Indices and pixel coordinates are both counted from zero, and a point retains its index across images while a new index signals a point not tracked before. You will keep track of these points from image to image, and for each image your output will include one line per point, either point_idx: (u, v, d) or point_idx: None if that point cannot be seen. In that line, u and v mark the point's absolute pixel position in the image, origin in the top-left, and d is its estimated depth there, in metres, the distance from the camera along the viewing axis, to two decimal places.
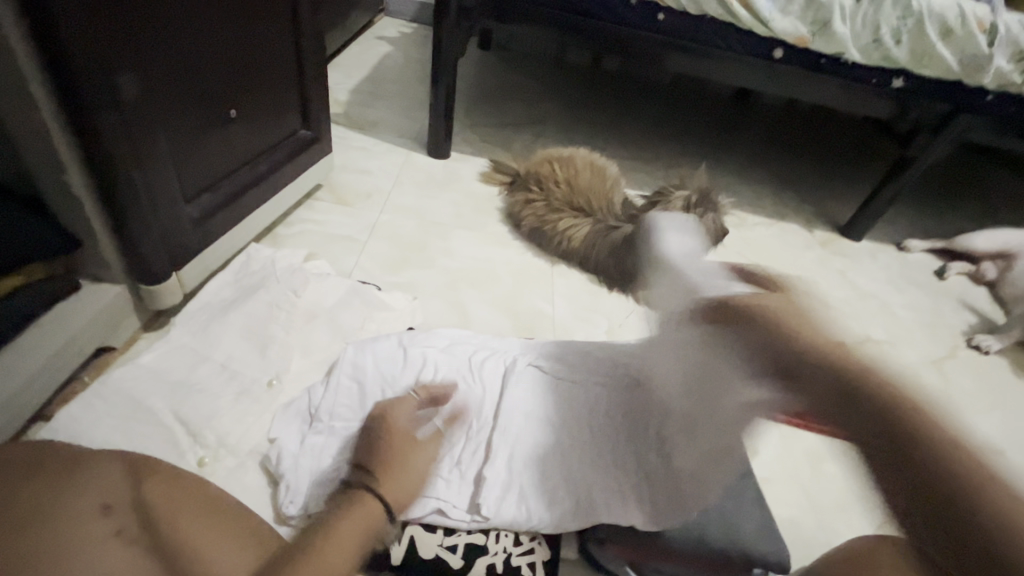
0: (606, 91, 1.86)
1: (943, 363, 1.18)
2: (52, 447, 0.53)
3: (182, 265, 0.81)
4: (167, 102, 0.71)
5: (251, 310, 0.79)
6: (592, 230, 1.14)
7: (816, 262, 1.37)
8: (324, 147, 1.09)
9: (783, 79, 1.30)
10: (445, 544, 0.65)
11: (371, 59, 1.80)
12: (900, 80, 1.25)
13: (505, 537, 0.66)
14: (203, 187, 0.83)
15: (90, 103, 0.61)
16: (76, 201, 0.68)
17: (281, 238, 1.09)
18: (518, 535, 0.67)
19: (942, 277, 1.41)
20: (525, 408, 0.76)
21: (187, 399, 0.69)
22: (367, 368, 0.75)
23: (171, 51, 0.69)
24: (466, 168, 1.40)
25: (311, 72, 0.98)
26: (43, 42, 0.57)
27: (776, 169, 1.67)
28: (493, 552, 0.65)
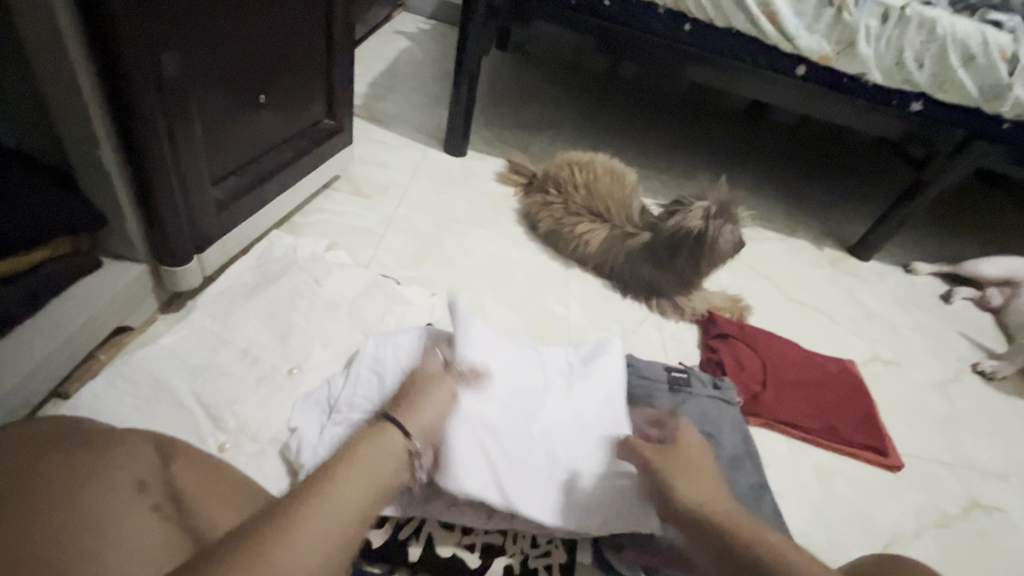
0: (622, 98, 1.86)
1: (948, 387, 1.18)
2: (76, 421, 0.52)
3: (204, 248, 0.81)
4: (202, 83, 0.71)
5: (274, 297, 0.79)
6: (609, 236, 1.14)
7: (826, 280, 1.38)
8: (346, 138, 1.09)
9: (803, 97, 1.30)
10: (462, 543, 0.66)
11: (391, 52, 1.80)
12: (919, 104, 1.26)
13: (522, 539, 0.67)
14: (229, 170, 0.83)
15: (130, 80, 0.61)
16: (108, 178, 0.68)
17: (299, 227, 1.08)
18: (535, 537, 0.68)
19: (948, 301, 1.42)
20: None
21: (209, 382, 0.69)
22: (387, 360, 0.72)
23: (209, 32, 0.68)
24: (483, 167, 1.40)
25: (339, 62, 0.98)
26: (88, 15, 0.56)
27: (790, 185, 1.68)
28: (511, 553, 0.66)
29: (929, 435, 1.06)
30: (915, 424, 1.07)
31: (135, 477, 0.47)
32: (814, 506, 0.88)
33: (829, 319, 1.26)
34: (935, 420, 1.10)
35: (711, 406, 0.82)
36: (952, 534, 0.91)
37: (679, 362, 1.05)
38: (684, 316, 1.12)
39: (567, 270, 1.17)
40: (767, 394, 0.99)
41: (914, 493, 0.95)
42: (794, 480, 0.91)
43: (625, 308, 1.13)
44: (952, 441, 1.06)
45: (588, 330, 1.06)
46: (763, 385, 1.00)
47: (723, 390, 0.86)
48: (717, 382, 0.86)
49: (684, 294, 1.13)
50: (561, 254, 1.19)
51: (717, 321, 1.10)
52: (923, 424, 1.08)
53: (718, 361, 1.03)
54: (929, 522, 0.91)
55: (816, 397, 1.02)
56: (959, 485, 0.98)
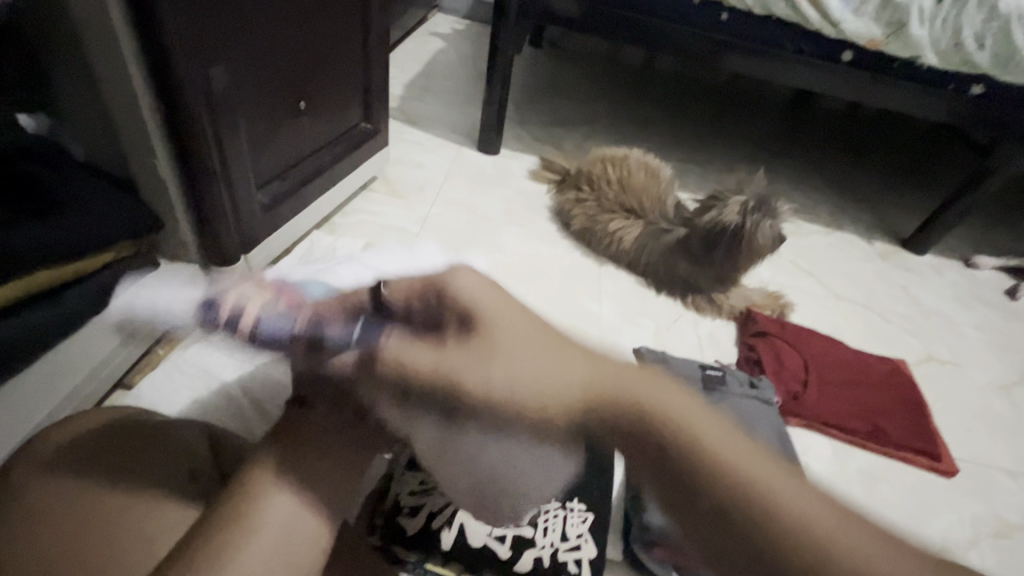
0: (657, 91, 1.83)
1: (1012, 389, 1.11)
2: (136, 412, 0.56)
3: (250, 249, 0.86)
4: (249, 94, 0.75)
5: (315, 296, 0.84)
6: (644, 232, 1.13)
7: (875, 274, 1.32)
8: (382, 140, 1.13)
9: (852, 84, 1.24)
10: (494, 534, 0.67)
11: (426, 54, 1.83)
12: (979, 86, 1.18)
13: (551, 533, 0.68)
14: (273, 174, 0.87)
15: (185, 93, 0.66)
16: (164, 185, 0.73)
17: (338, 227, 1.12)
18: (565, 531, 0.68)
19: (1014, 297, 1.33)
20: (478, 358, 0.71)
21: (255, 376, 0.73)
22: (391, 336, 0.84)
23: (256, 48, 0.73)
24: (516, 165, 1.41)
25: (375, 66, 1.01)
26: (147, 37, 0.61)
27: (835, 175, 1.61)
28: (540, 546, 0.67)
29: (990, 439, 1.00)
30: (974, 428, 1.01)
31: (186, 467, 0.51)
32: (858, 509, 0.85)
33: (879, 316, 1.20)
34: (998, 424, 1.03)
35: (748, 406, 0.81)
36: (1014, 544, 0.85)
37: (715, 360, 1.03)
38: (720, 313, 1.10)
39: (600, 266, 1.16)
40: (809, 394, 0.95)
41: (971, 499, 0.90)
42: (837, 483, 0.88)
43: (659, 305, 1.11)
44: (1015, 446, 1.00)
45: (620, 327, 1.05)
46: (805, 385, 0.97)
47: (760, 389, 0.84)
48: (754, 381, 0.85)
49: (720, 291, 1.11)
50: (594, 251, 1.18)
51: (756, 318, 1.08)
52: (983, 427, 1.02)
53: (756, 359, 1.01)
54: (987, 530, 0.86)
55: (862, 397, 0.98)
56: (1022, 493, 0.92)
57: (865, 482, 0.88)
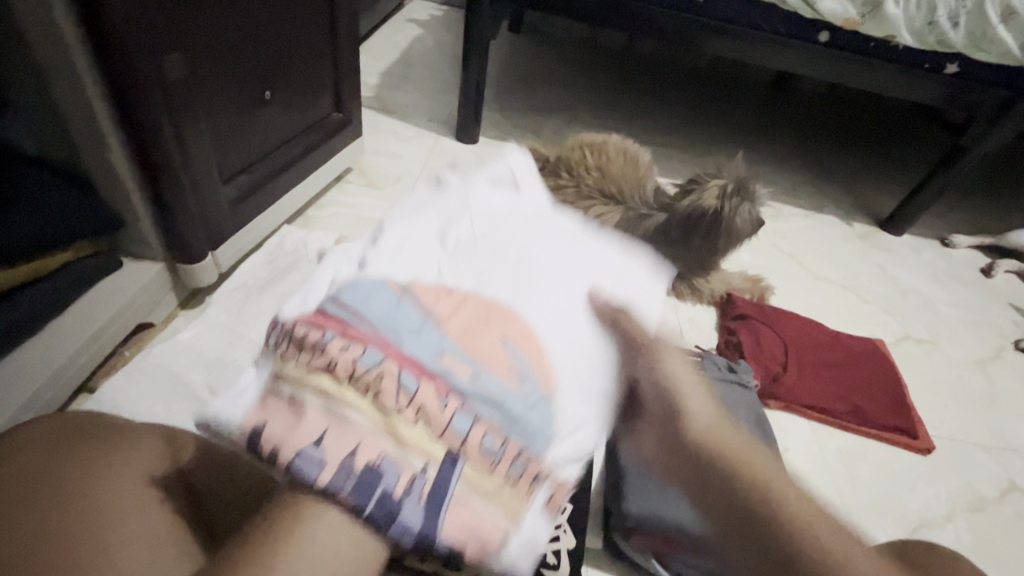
0: (638, 76, 1.81)
1: (987, 365, 1.12)
2: (96, 418, 0.54)
3: (218, 245, 0.83)
4: (209, 84, 0.72)
5: (286, 291, 0.81)
6: (623, 219, 1.13)
7: (854, 255, 1.32)
8: (355, 130, 1.10)
9: (829, 65, 1.23)
10: None
11: (402, 41, 1.79)
12: (953, 65, 1.18)
13: None
14: (240, 168, 0.85)
15: (137, 84, 0.63)
16: (121, 181, 0.70)
17: (312, 221, 1.10)
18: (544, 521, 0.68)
19: (989, 274, 1.34)
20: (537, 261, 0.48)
21: (223, 376, 0.70)
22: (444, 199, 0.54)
23: (213, 35, 0.70)
24: (495, 153, 1.39)
25: (344, 54, 0.98)
26: (93, 24, 0.58)
27: (814, 158, 1.61)
28: None
29: (965, 415, 1.01)
30: (949, 405, 1.03)
31: (145, 473, 0.49)
32: (837, 488, 0.86)
33: (858, 297, 1.21)
34: (973, 400, 1.04)
35: (727, 390, 0.80)
36: (987, 518, 0.86)
37: (695, 345, 1.03)
38: (700, 298, 1.10)
39: None
40: (788, 376, 0.96)
41: (947, 475, 0.91)
42: (815, 464, 0.88)
43: None
44: (990, 421, 1.01)
45: None
46: (784, 367, 0.97)
47: (739, 373, 0.84)
48: (733, 366, 0.85)
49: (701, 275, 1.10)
50: None
51: (736, 302, 1.08)
52: (959, 404, 1.03)
53: (736, 343, 1.01)
54: (961, 505, 0.87)
55: (841, 377, 0.99)
56: (996, 467, 0.94)
57: (844, 461, 0.89)
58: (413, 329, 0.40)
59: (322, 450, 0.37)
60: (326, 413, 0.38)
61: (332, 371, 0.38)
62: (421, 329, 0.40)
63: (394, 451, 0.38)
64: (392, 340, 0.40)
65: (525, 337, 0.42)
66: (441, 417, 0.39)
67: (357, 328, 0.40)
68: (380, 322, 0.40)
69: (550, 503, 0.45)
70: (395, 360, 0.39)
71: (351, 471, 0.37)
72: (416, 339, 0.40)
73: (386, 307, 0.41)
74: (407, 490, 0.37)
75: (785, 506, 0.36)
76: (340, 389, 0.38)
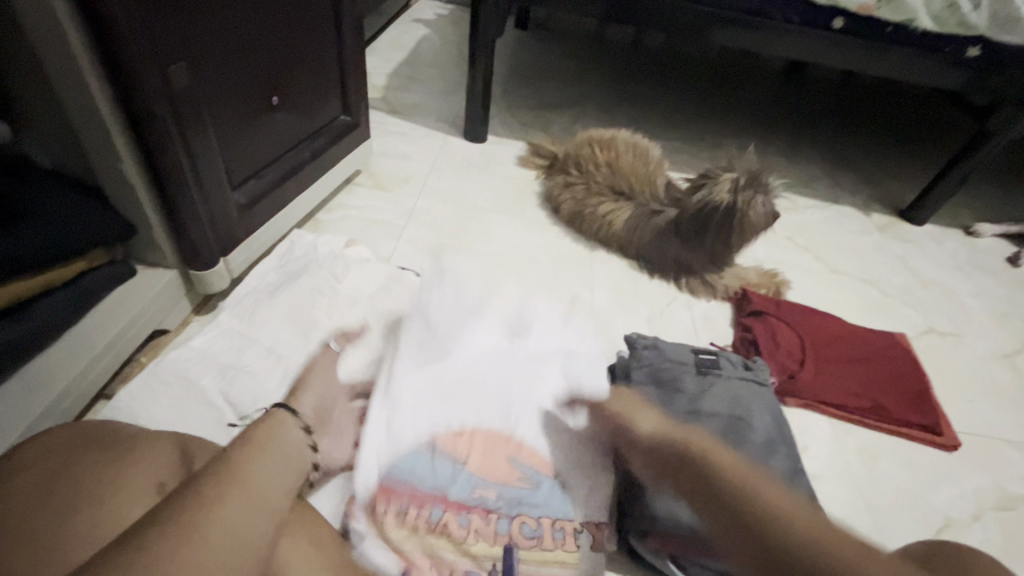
0: (647, 69, 1.79)
1: (1014, 357, 1.09)
2: (106, 427, 0.54)
3: (229, 251, 0.84)
4: (216, 91, 0.73)
5: (297, 295, 0.82)
6: (634, 215, 1.11)
7: (873, 247, 1.29)
8: (363, 132, 1.10)
9: (844, 53, 1.20)
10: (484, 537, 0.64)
11: (409, 41, 1.79)
12: (976, 49, 1.14)
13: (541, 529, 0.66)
14: (249, 174, 0.85)
15: (146, 95, 0.63)
16: (132, 190, 0.71)
17: (322, 224, 1.10)
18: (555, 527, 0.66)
19: (1015, 264, 1.30)
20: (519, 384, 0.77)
21: (235, 381, 0.71)
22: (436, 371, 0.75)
23: (219, 44, 0.70)
24: (504, 151, 1.38)
25: (351, 57, 0.98)
26: (101, 37, 0.59)
27: (830, 148, 1.58)
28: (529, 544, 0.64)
29: (991, 410, 0.98)
30: (975, 399, 0.99)
31: (154, 481, 0.50)
32: (859, 487, 0.84)
33: (877, 289, 1.18)
34: (1000, 394, 1.01)
35: (742, 388, 0.79)
36: (1016, 517, 0.84)
37: (710, 342, 1.02)
38: (715, 295, 1.08)
39: (591, 252, 1.14)
40: (806, 372, 0.93)
41: (973, 472, 0.88)
42: (836, 462, 0.86)
43: (653, 288, 1.09)
44: (1018, 415, 0.98)
45: (613, 312, 1.03)
46: (802, 363, 0.95)
47: (754, 371, 0.82)
48: (749, 364, 0.83)
49: (714, 271, 1.08)
50: (584, 236, 1.16)
51: (752, 298, 1.06)
52: (986, 398, 1.00)
53: (752, 340, 0.99)
54: (989, 503, 0.84)
55: (860, 372, 0.96)
56: None
57: (865, 460, 0.87)
58: (477, 412, 0.73)
59: (464, 502, 0.66)
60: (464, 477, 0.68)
61: (456, 456, 0.69)
62: (483, 407, 0.74)
63: (506, 482, 0.68)
64: (472, 424, 0.72)
65: (542, 391, 0.76)
66: (520, 457, 0.70)
67: (449, 425, 0.71)
68: (428, 487, 0.66)
69: (592, 545, 0.66)
70: (483, 437, 0.71)
71: (490, 503, 0.67)
72: (488, 418, 0.73)
73: (455, 410, 0.73)
74: (536, 496, 0.68)
75: (771, 511, 0.48)
76: (424, 537, 0.63)
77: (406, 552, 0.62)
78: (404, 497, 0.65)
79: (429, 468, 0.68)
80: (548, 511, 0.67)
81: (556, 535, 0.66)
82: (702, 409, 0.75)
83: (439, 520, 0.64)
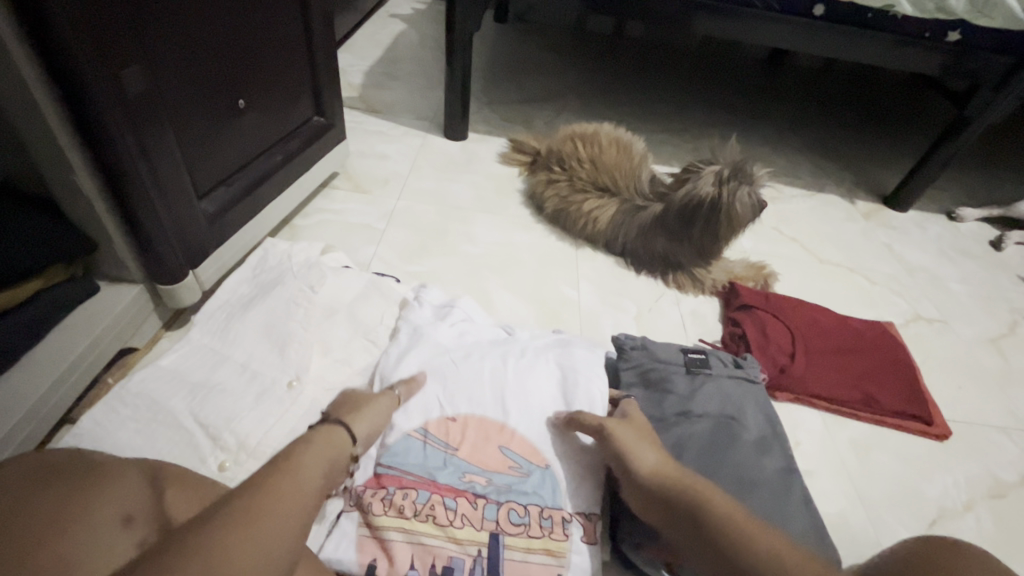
0: (628, 60, 1.77)
1: (1000, 342, 1.09)
2: (72, 456, 0.51)
3: (199, 263, 0.80)
4: (174, 95, 0.69)
5: (271, 307, 0.78)
6: (619, 210, 1.09)
7: (860, 235, 1.28)
8: (338, 134, 1.07)
9: (825, 40, 1.19)
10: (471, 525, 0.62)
11: (385, 38, 1.75)
12: (956, 33, 1.13)
13: (530, 518, 0.63)
14: (216, 181, 0.82)
15: (97, 102, 0.59)
16: (89, 204, 0.67)
17: (298, 230, 1.06)
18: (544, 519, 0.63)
19: (999, 247, 1.30)
20: (518, 372, 0.73)
21: (208, 400, 0.68)
22: (436, 356, 0.75)
23: (175, 45, 0.67)
24: (485, 149, 1.35)
25: (321, 55, 0.95)
26: (43, 42, 0.55)
27: (814, 135, 1.57)
28: (516, 532, 0.62)
29: (980, 396, 0.98)
30: (963, 386, 0.99)
31: (121, 513, 0.46)
32: (852, 481, 0.83)
33: (864, 278, 1.18)
34: (988, 380, 1.01)
35: (733, 386, 0.77)
36: (1008, 504, 0.83)
37: (699, 338, 1.00)
38: (703, 290, 1.06)
39: (577, 250, 1.12)
40: (796, 366, 0.92)
41: (964, 461, 0.88)
42: (829, 456, 0.85)
43: (640, 285, 1.07)
44: (1006, 401, 0.98)
45: (601, 312, 1.01)
46: (793, 357, 0.93)
47: (745, 367, 0.81)
48: (739, 360, 0.82)
49: (702, 266, 1.07)
50: (570, 234, 1.14)
51: (739, 291, 1.04)
52: (974, 385, 1.00)
53: (741, 334, 0.97)
54: (981, 492, 0.84)
55: (850, 364, 0.95)
56: (1015, 449, 0.91)
57: (858, 452, 0.86)
58: (474, 398, 0.71)
59: (453, 487, 0.64)
60: (452, 461, 0.66)
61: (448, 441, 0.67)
62: (480, 393, 0.71)
63: (497, 470, 0.66)
64: (467, 409, 0.70)
65: (538, 377, 0.73)
66: (513, 447, 0.68)
67: (445, 407, 0.70)
68: (421, 471, 0.65)
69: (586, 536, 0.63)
70: (476, 424, 0.69)
71: (479, 488, 0.64)
72: (482, 405, 0.71)
73: (450, 394, 0.71)
74: (526, 483, 0.65)
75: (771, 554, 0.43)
76: (412, 524, 0.61)
77: (391, 541, 0.60)
78: (392, 482, 0.63)
79: (424, 456, 0.66)
80: (536, 499, 0.64)
81: (545, 523, 0.63)
82: (693, 412, 0.73)
83: (427, 503, 0.62)
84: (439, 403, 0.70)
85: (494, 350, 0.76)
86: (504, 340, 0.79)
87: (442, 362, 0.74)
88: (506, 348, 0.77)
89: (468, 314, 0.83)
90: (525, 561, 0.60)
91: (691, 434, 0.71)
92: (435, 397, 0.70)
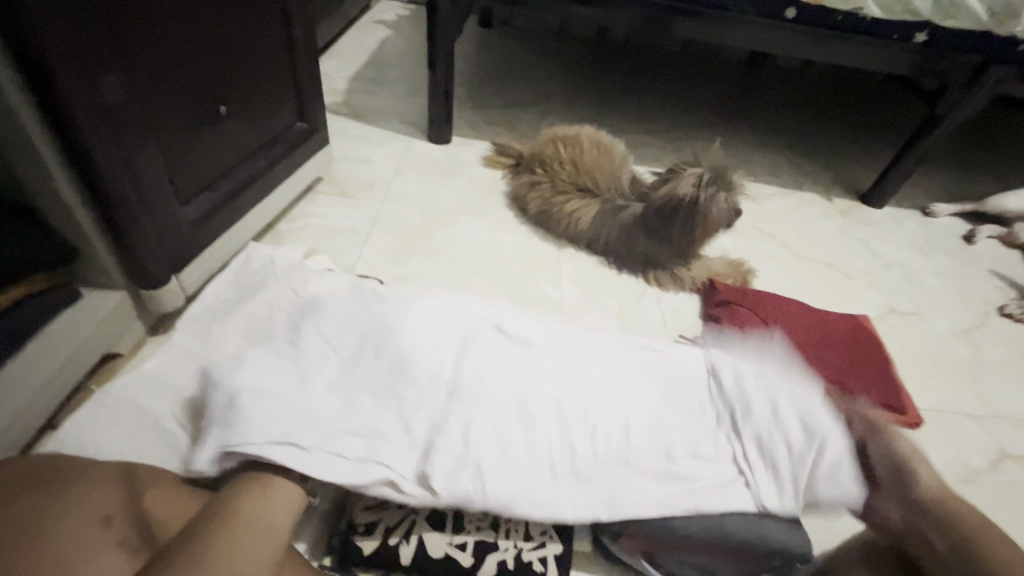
0: (611, 64, 1.80)
1: (973, 333, 1.12)
2: (51, 463, 0.53)
3: (182, 268, 0.81)
4: (155, 102, 0.70)
5: (252, 311, 0.80)
6: (600, 211, 1.10)
7: (837, 231, 1.31)
8: (321, 138, 1.08)
9: (800, 42, 1.22)
10: (455, 542, 0.64)
11: (370, 43, 1.76)
12: (923, 34, 1.16)
13: (515, 533, 0.65)
14: (200, 188, 0.82)
15: (76, 110, 0.60)
16: (68, 210, 0.68)
17: (282, 235, 1.08)
18: (529, 530, 0.66)
19: (972, 242, 1.34)
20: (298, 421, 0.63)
21: (189, 405, 0.69)
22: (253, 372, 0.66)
23: (154, 54, 0.67)
24: (468, 152, 1.37)
25: (302, 61, 0.95)
26: (20, 51, 0.56)
27: (791, 135, 1.60)
28: (504, 548, 0.64)
29: (952, 385, 1.01)
30: (937, 376, 1.02)
31: (100, 513, 0.49)
32: None
33: (841, 274, 1.20)
34: (958, 369, 1.04)
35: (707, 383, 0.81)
36: (978, 490, 0.86)
37: (679, 335, 1.02)
38: (683, 286, 1.08)
39: (559, 250, 1.14)
40: None
41: (935, 448, 0.90)
42: None
43: (623, 283, 1.09)
44: (978, 390, 1.01)
45: (583, 310, 1.03)
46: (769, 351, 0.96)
47: None
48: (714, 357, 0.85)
49: (683, 264, 1.09)
50: (552, 234, 1.16)
51: (718, 288, 1.06)
52: (946, 374, 1.03)
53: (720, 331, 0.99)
54: (951, 478, 0.87)
55: (826, 358, 0.98)
56: (986, 437, 0.93)
57: None
58: (400, 400, 0.68)
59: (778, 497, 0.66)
60: (810, 484, 0.66)
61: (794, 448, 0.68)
62: (404, 389, 0.69)
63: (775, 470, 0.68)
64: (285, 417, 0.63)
65: (483, 360, 0.73)
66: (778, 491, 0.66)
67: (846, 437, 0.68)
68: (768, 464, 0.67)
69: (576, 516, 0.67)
70: (300, 426, 0.63)
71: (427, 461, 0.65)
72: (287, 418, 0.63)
73: (277, 403, 0.64)
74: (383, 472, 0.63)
75: None
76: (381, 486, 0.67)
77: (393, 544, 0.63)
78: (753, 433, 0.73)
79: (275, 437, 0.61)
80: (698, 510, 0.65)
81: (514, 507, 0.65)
82: (600, 404, 0.71)
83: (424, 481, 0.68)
84: (736, 443, 0.70)
85: (279, 386, 0.65)
86: (280, 391, 0.65)
87: (265, 379, 0.65)
88: (281, 394, 0.65)
89: (277, 353, 0.69)
90: (503, 554, 0.63)
91: (642, 441, 0.69)
92: (279, 401, 0.64)
